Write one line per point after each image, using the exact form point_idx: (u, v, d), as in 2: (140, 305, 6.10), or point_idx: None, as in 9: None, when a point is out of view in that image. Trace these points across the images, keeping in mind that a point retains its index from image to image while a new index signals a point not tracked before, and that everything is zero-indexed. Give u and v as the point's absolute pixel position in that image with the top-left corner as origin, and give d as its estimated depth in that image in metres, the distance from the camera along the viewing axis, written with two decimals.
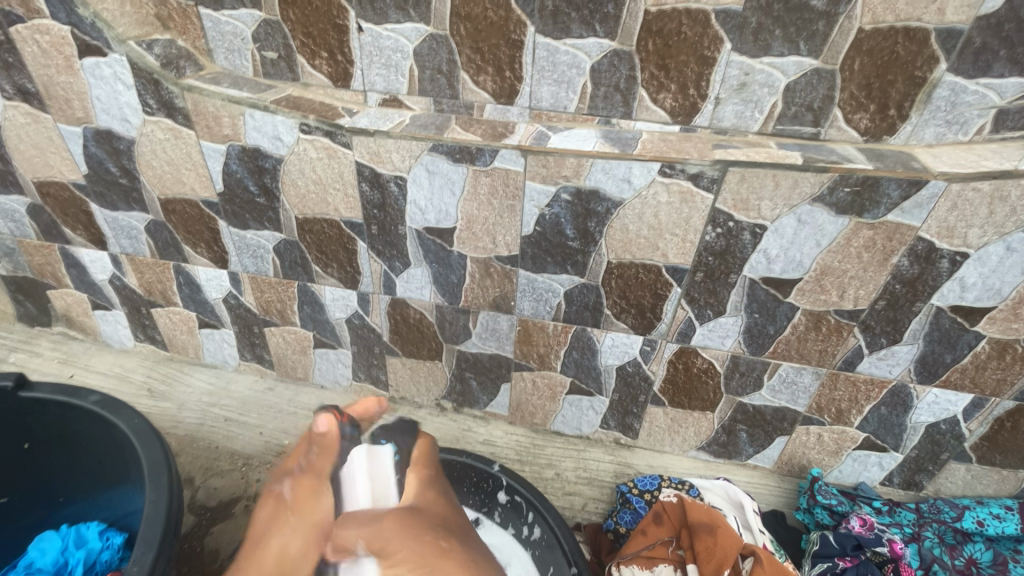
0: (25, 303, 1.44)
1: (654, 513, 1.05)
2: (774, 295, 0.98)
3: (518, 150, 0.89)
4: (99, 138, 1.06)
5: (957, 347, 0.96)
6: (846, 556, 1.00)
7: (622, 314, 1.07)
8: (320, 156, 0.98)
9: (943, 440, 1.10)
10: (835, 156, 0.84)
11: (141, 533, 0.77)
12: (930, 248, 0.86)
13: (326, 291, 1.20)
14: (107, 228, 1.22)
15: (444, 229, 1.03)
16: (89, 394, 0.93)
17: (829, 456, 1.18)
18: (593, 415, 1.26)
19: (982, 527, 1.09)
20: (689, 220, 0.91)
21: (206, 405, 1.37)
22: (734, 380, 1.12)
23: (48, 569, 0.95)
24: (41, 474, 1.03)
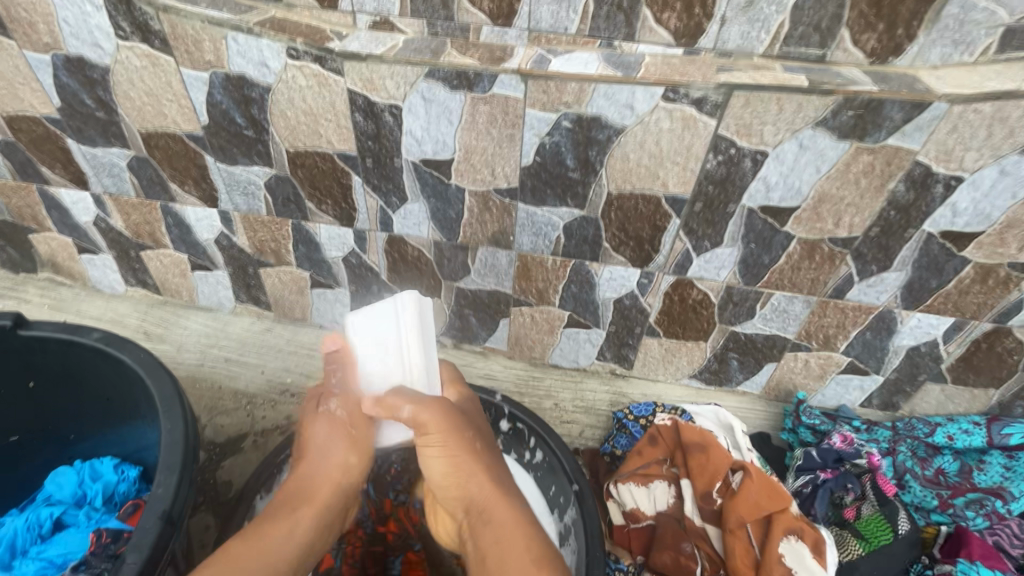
0: (7, 248, 1.40)
1: (649, 436, 1.10)
2: (771, 224, 0.99)
3: (518, 75, 0.86)
4: (71, 66, 0.99)
5: (943, 272, 1.00)
6: (827, 468, 1.07)
7: (620, 246, 1.08)
8: (310, 84, 0.93)
9: (922, 362, 1.15)
10: (840, 78, 0.83)
11: (161, 459, 0.80)
12: (926, 172, 0.87)
13: (321, 229, 1.18)
14: (87, 166, 1.17)
15: (441, 161, 1.01)
16: (91, 331, 0.92)
17: (814, 380, 1.24)
18: (590, 347, 1.29)
19: (951, 441, 1.17)
20: (691, 147, 0.90)
21: (205, 347, 1.38)
22: (728, 310, 1.15)
23: (68, 501, 0.98)
24: (48, 413, 1.03)
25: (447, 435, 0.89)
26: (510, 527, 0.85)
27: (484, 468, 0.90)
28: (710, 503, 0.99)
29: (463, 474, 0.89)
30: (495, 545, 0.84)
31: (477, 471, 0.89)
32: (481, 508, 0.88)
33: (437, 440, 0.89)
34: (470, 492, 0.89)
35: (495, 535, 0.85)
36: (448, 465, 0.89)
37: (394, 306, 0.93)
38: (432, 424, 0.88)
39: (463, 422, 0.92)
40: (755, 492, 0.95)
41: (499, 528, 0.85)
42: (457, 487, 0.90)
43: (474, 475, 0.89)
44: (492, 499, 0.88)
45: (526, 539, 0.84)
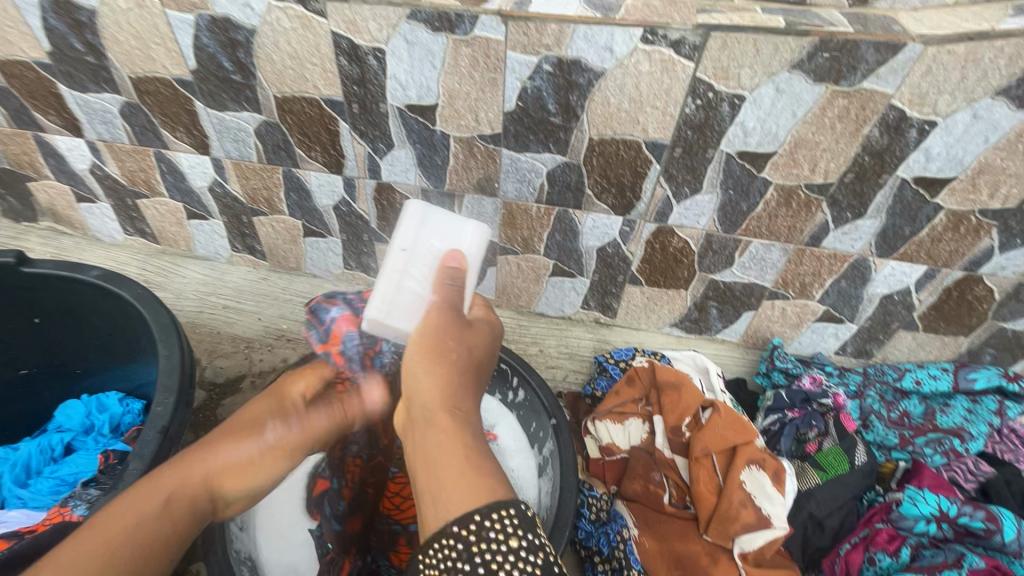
0: (7, 197, 1.43)
1: (627, 376, 1.14)
2: (749, 170, 1.00)
3: (498, 16, 0.87)
4: (58, 9, 1.00)
5: (917, 220, 1.02)
6: (795, 407, 1.13)
7: (602, 194, 1.10)
8: (294, 27, 0.94)
9: (895, 310, 1.19)
10: (819, 20, 0.83)
11: (160, 382, 0.85)
12: (900, 116, 0.88)
13: (312, 177, 1.21)
14: (80, 112, 1.18)
15: (426, 106, 1.02)
16: (89, 269, 0.95)
17: (790, 329, 1.28)
18: (575, 296, 1.33)
19: (918, 385, 1.22)
20: (670, 91, 0.92)
21: (203, 294, 1.43)
22: (707, 258, 1.18)
23: (77, 429, 1.04)
24: (54, 348, 1.08)
25: (435, 337, 0.76)
26: (461, 460, 0.65)
27: (452, 378, 0.73)
28: (679, 435, 1.05)
29: (422, 366, 0.73)
30: (434, 450, 0.66)
31: (444, 369, 0.73)
32: (428, 414, 0.69)
33: (425, 338, 0.76)
34: (420, 388, 0.72)
35: (434, 440, 0.66)
36: (417, 358, 0.74)
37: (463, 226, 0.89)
38: (432, 321, 0.78)
39: (455, 330, 0.78)
40: (721, 425, 1.01)
41: (434, 441, 0.67)
42: (419, 397, 0.71)
43: (436, 385, 0.72)
44: (440, 421, 0.68)
45: (470, 454, 0.66)
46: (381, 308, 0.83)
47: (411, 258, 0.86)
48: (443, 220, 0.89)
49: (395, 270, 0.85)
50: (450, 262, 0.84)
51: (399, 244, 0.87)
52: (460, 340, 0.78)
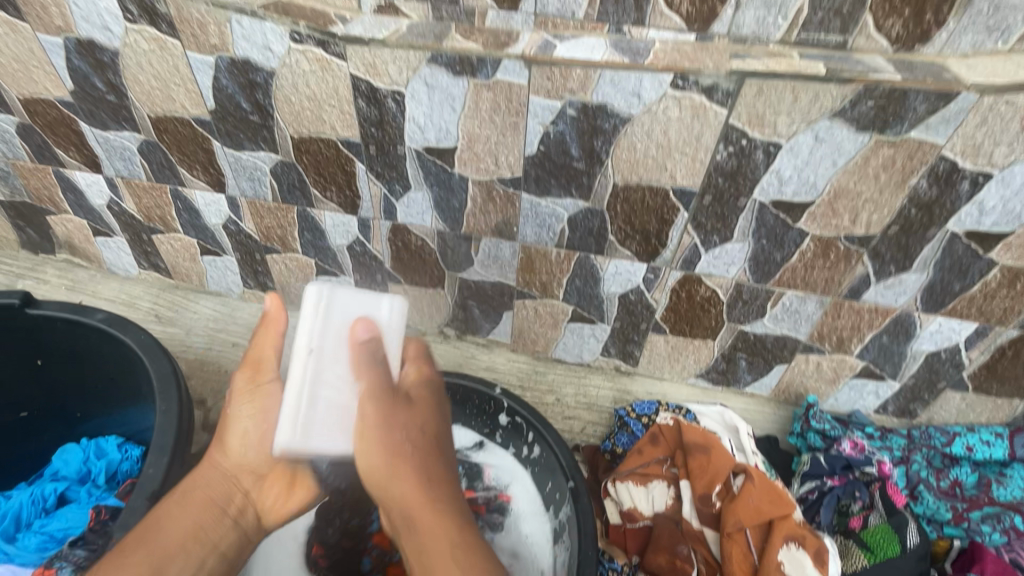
0: (27, 229, 1.44)
1: (651, 434, 1.08)
2: (784, 220, 0.95)
3: (522, 61, 0.84)
4: (82, 50, 1.00)
5: (967, 275, 0.95)
6: (835, 475, 1.05)
7: (626, 240, 1.05)
8: (313, 69, 0.92)
9: (942, 369, 1.10)
10: (862, 66, 0.78)
11: (155, 440, 0.84)
12: (951, 168, 0.82)
13: (326, 217, 1.18)
14: (100, 149, 1.18)
15: (444, 149, 0.99)
16: (95, 312, 0.94)
17: (826, 384, 1.20)
18: (595, 342, 1.27)
19: (971, 451, 1.13)
20: (700, 137, 0.87)
21: (213, 331, 1.39)
22: (737, 308, 1.11)
23: (73, 477, 1.01)
24: (56, 391, 1.06)
25: (389, 443, 0.77)
26: (459, 543, 0.71)
27: (412, 477, 0.75)
28: (709, 506, 0.97)
29: (393, 467, 0.75)
30: (431, 538, 0.72)
31: (417, 466, 0.76)
32: (409, 508, 0.74)
33: (379, 446, 0.77)
34: (397, 491, 0.75)
35: (431, 531, 0.72)
36: (393, 464, 0.75)
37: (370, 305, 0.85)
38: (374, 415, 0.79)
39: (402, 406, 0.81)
40: (755, 497, 0.93)
41: (434, 532, 0.72)
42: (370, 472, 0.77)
43: (409, 480, 0.75)
44: (419, 479, 0.75)
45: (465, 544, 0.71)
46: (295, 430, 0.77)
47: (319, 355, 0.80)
48: (341, 309, 0.83)
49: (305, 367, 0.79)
50: (359, 333, 0.82)
51: (305, 342, 0.80)
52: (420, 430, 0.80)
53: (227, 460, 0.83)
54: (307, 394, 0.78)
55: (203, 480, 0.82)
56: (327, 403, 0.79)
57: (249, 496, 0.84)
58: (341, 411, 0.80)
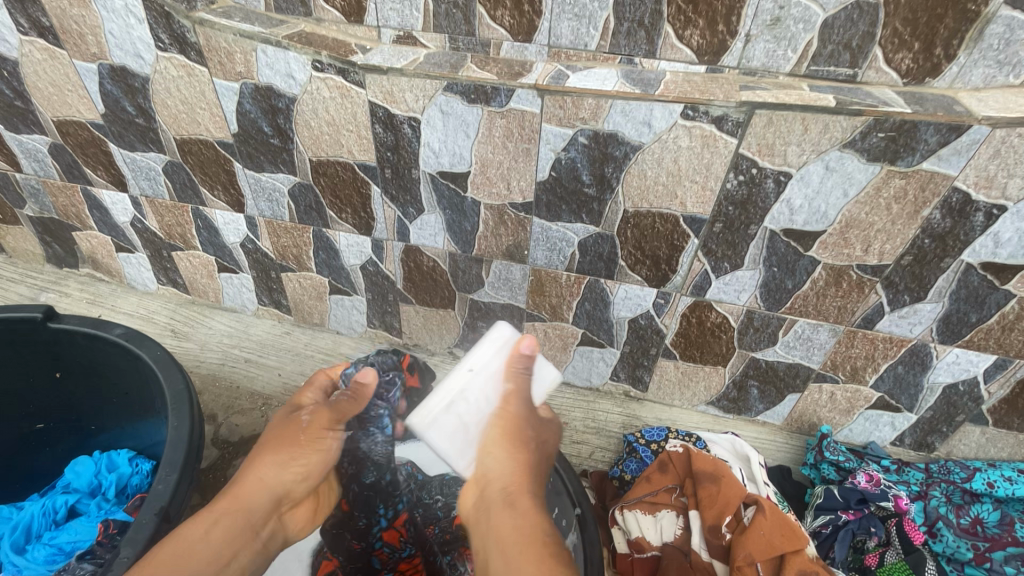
0: (53, 244, 1.48)
1: (660, 461, 1.07)
2: (795, 248, 0.95)
3: (534, 90, 0.86)
4: (115, 75, 1.05)
5: (984, 306, 0.93)
6: (849, 509, 1.02)
7: (636, 265, 1.06)
8: (333, 96, 0.96)
9: (960, 402, 1.08)
10: (871, 99, 0.79)
11: (165, 455, 0.83)
12: (965, 200, 0.82)
13: (341, 237, 1.20)
14: (126, 169, 1.23)
15: (458, 173, 1.01)
16: (114, 327, 0.97)
17: (840, 415, 1.18)
18: (604, 366, 1.26)
19: (992, 488, 1.08)
20: (710, 166, 0.88)
21: (227, 347, 1.41)
22: (748, 335, 1.10)
23: (84, 489, 1.02)
24: (72, 403, 1.09)
25: (513, 428, 0.79)
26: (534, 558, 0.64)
27: (524, 458, 0.78)
28: (719, 538, 0.95)
29: (506, 451, 0.77)
30: (515, 529, 0.68)
31: (525, 460, 0.78)
32: (507, 495, 0.73)
33: (496, 431, 0.79)
34: (501, 473, 0.75)
35: (511, 520, 0.69)
36: (505, 444, 0.78)
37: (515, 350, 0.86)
38: (509, 404, 0.81)
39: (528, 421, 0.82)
40: (765, 529, 0.91)
41: (514, 526, 0.69)
42: (496, 466, 0.76)
43: (512, 474, 0.75)
44: (525, 490, 0.74)
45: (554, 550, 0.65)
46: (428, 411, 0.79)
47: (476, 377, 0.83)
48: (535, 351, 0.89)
49: (453, 382, 0.82)
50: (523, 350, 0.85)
51: (467, 363, 0.84)
52: (536, 434, 0.83)
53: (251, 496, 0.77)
54: (451, 398, 0.80)
55: (226, 502, 0.76)
56: (467, 411, 0.80)
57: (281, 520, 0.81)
58: (466, 431, 0.79)
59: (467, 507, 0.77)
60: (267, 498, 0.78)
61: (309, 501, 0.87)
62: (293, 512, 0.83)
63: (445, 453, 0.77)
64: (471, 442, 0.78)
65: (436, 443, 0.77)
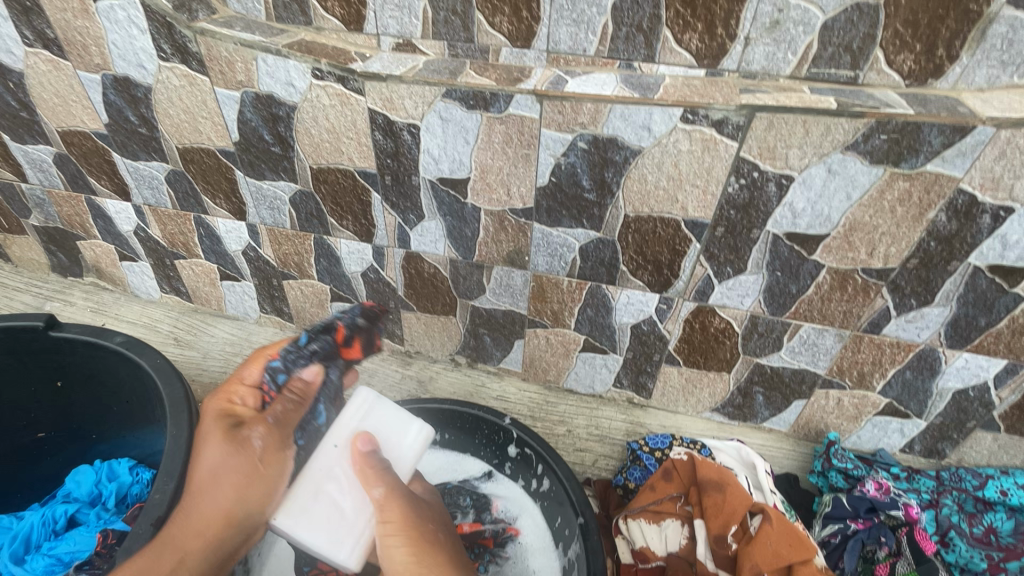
0: (58, 253, 1.49)
1: (664, 469, 1.05)
2: (799, 252, 0.94)
3: (534, 96, 0.86)
4: (118, 85, 1.06)
5: (993, 310, 0.92)
6: (858, 518, 1.01)
7: (638, 271, 1.05)
8: (334, 103, 0.96)
9: (971, 408, 1.06)
10: (873, 101, 0.78)
11: (164, 465, 0.82)
12: (971, 202, 0.81)
13: (342, 244, 1.20)
14: (130, 178, 1.24)
15: (457, 179, 1.01)
16: (114, 335, 0.97)
17: (848, 421, 1.16)
18: (607, 373, 1.25)
19: (1005, 496, 1.06)
20: (711, 170, 0.87)
21: (229, 355, 1.41)
22: (753, 341, 1.09)
23: (84, 499, 1.02)
24: (74, 412, 1.09)
25: (413, 527, 0.76)
26: None
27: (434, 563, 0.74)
28: (725, 548, 0.92)
29: (412, 558, 0.74)
30: None
31: (440, 561, 0.74)
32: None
33: (398, 542, 0.75)
34: None
35: None
36: (412, 560, 0.74)
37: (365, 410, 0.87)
38: (389, 502, 0.78)
39: (424, 512, 0.79)
40: (773, 539, 0.89)
41: None
42: (396, 574, 0.74)
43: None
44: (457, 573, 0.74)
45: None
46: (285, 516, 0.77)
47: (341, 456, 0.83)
48: (374, 421, 0.86)
49: (317, 468, 0.82)
50: (360, 445, 0.82)
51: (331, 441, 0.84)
52: (442, 527, 0.80)
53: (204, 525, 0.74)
54: (317, 489, 0.80)
55: (179, 536, 0.72)
56: (331, 508, 0.79)
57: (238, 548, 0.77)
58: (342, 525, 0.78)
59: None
60: (219, 521, 0.74)
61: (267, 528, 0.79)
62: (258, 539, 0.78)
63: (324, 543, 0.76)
64: (348, 538, 0.77)
65: (308, 538, 0.77)
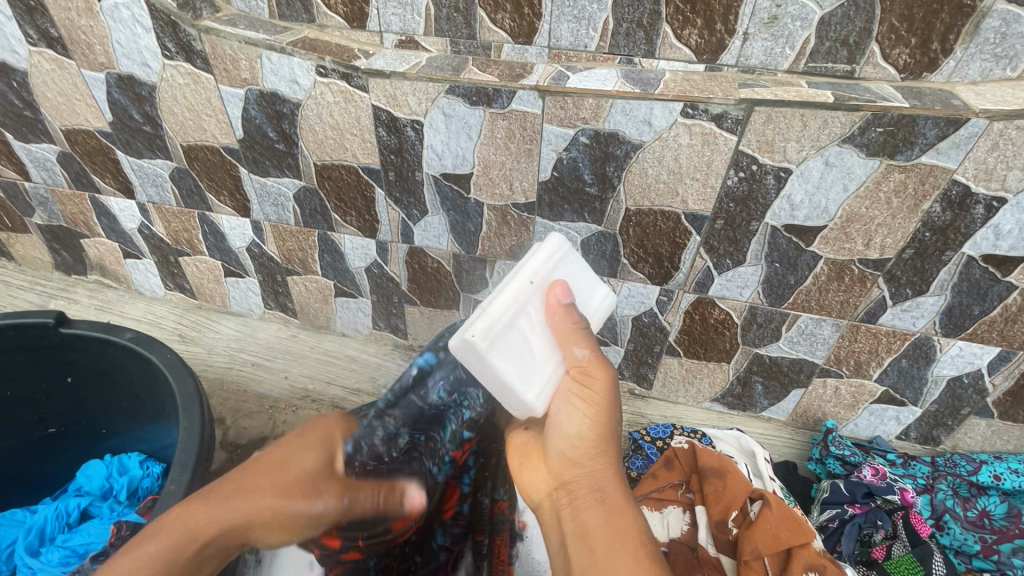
0: (61, 252, 1.50)
1: (666, 458, 1.08)
2: (797, 244, 0.95)
3: (536, 91, 0.87)
4: (122, 84, 1.07)
5: (987, 298, 0.94)
6: (855, 503, 1.03)
7: (639, 263, 1.06)
8: (338, 100, 0.97)
9: (965, 394, 1.08)
10: (869, 94, 0.80)
11: (177, 456, 0.84)
12: (965, 192, 0.82)
13: (346, 240, 1.22)
14: (134, 176, 1.24)
15: (460, 175, 1.02)
16: (124, 331, 0.98)
17: (845, 409, 1.18)
18: (608, 365, 1.27)
19: (999, 481, 1.08)
20: (711, 163, 0.89)
21: (233, 351, 1.42)
22: (752, 331, 1.11)
23: (95, 493, 1.04)
24: (83, 408, 1.10)
25: (602, 403, 0.66)
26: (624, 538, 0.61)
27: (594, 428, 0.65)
28: (725, 532, 0.95)
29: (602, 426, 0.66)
30: (601, 527, 0.62)
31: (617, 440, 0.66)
32: (596, 484, 0.64)
33: (593, 402, 0.66)
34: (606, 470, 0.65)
35: (601, 516, 0.62)
36: (588, 423, 0.66)
37: (550, 251, 0.77)
38: (582, 373, 0.68)
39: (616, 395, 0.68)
40: (772, 523, 0.91)
41: (598, 520, 0.62)
42: (572, 444, 0.66)
43: (600, 468, 0.64)
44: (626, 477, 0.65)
45: (643, 532, 0.62)
46: (484, 340, 0.67)
47: (533, 295, 0.73)
48: (564, 272, 0.77)
49: (514, 296, 0.71)
50: (559, 297, 0.73)
51: (528, 274, 0.74)
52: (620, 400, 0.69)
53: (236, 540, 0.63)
54: (511, 316, 0.70)
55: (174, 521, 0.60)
56: (522, 340, 0.71)
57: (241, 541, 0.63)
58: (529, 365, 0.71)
59: (567, 447, 0.66)
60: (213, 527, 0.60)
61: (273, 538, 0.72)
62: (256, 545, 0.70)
63: (509, 371, 0.69)
64: (547, 375, 0.71)
65: (497, 364, 0.68)
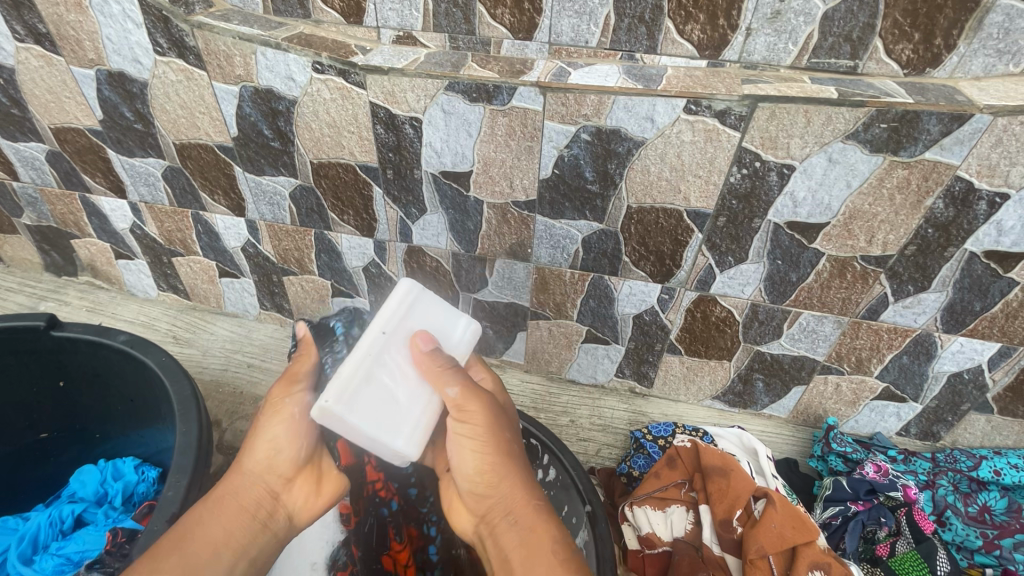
0: (51, 252, 1.47)
1: (668, 457, 1.07)
2: (799, 241, 0.95)
3: (537, 88, 0.86)
4: (113, 81, 1.04)
5: (988, 294, 0.94)
6: (858, 500, 1.03)
7: (640, 261, 1.06)
8: (335, 97, 0.95)
9: (965, 390, 1.08)
10: (873, 90, 0.80)
11: (175, 461, 0.82)
12: (968, 189, 0.82)
13: (343, 239, 1.20)
14: (125, 175, 1.22)
15: (460, 173, 1.01)
16: (118, 334, 0.96)
17: (846, 406, 1.18)
18: (609, 363, 1.26)
19: (999, 476, 1.09)
20: (713, 160, 0.88)
21: (229, 352, 1.40)
22: (753, 329, 1.10)
23: (90, 499, 1.02)
24: (76, 412, 1.08)
25: (494, 469, 0.72)
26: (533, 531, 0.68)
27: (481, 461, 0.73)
28: (730, 531, 0.95)
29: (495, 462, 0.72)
30: (518, 547, 0.67)
31: (514, 470, 0.71)
32: (504, 510, 0.70)
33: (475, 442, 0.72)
34: (502, 494, 0.71)
35: (517, 540, 0.67)
36: (478, 462, 0.72)
37: (404, 305, 0.85)
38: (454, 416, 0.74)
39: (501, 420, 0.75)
40: (777, 522, 0.91)
41: (514, 541, 0.68)
42: (472, 480, 0.72)
43: (502, 491, 0.71)
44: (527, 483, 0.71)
45: (559, 552, 0.66)
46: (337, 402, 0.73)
47: (387, 343, 0.81)
48: (420, 315, 0.86)
49: (364, 356, 0.78)
50: (420, 347, 0.80)
51: (379, 327, 0.82)
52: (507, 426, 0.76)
53: (254, 464, 0.75)
54: (366, 372, 0.77)
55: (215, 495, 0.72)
56: (385, 396, 0.78)
57: (278, 499, 0.75)
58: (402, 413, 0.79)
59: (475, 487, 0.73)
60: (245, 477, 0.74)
61: (306, 475, 0.77)
62: (294, 487, 0.76)
63: (370, 428, 0.75)
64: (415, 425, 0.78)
65: (359, 424, 0.74)
